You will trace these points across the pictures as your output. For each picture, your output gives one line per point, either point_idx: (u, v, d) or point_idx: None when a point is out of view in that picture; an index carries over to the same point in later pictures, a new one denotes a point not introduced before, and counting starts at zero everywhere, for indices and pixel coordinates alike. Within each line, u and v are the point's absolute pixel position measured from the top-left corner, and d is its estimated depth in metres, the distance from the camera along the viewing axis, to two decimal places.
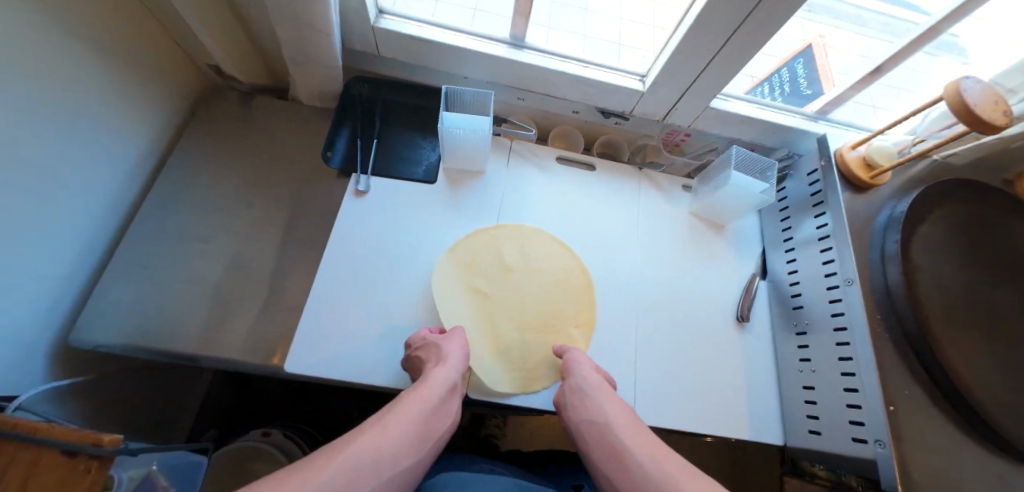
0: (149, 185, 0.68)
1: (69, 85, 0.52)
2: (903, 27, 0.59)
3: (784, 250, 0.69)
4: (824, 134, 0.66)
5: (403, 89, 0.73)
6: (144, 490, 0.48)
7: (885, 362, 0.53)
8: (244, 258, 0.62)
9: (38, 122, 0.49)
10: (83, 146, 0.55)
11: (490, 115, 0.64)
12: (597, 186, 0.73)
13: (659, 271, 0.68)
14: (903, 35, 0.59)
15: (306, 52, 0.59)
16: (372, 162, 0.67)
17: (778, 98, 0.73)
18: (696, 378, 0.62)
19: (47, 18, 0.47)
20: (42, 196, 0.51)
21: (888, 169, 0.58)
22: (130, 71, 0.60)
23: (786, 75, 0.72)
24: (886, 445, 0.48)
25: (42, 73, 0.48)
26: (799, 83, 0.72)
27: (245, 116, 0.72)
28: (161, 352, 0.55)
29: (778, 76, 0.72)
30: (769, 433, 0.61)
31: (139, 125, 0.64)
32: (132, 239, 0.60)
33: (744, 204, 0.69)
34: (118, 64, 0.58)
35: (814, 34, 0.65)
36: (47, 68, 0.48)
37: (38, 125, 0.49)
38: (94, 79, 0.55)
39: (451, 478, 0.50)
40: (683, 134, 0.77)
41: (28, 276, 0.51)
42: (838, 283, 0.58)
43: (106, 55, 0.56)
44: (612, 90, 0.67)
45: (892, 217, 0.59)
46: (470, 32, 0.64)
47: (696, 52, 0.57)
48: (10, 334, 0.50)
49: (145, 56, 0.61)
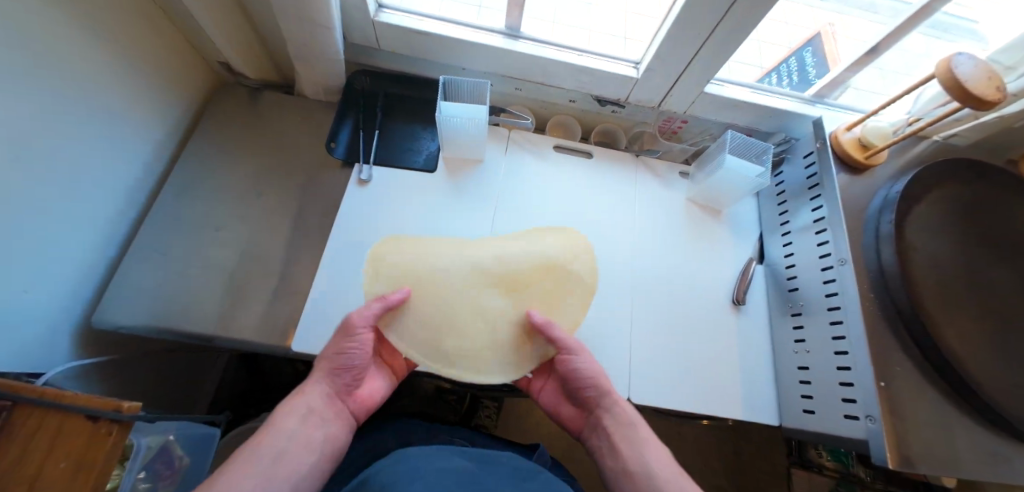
0: (164, 177, 0.72)
1: (88, 81, 0.55)
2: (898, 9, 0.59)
3: (781, 234, 0.69)
4: (820, 117, 0.66)
5: (403, 82, 0.75)
6: (162, 457, 0.52)
7: (879, 341, 0.53)
8: (253, 245, 0.65)
9: (61, 116, 0.52)
10: (102, 139, 0.59)
11: (486, 104, 0.66)
12: (593, 174, 0.74)
13: (655, 255, 0.69)
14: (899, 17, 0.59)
15: (309, 46, 0.61)
16: (374, 153, 0.69)
17: (785, 86, 0.73)
18: (691, 359, 0.63)
19: (66, 17, 0.50)
20: (65, 185, 0.55)
21: (883, 149, 0.58)
22: (144, 67, 0.63)
23: (795, 64, 0.72)
24: (876, 421, 0.49)
25: (64, 69, 0.51)
26: (807, 71, 0.72)
27: (253, 110, 0.75)
28: (177, 333, 0.58)
29: (787, 66, 0.72)
30: (764, 413, 0.61)
31: (154, 120, 0.67)
32: (149, 227, 0.63)
33: (740, 189, 0.70)
34: (135, 61, 0.61)
35: (823, 23, 0.65)
36: (67, 65, 0.52)
37: (60, 118, 0.52)
38: (111, 75, 0.58)
39: (403, 454, 0.53)
40: (680, 121, 0.77)
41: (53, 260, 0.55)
42: (833, 263, 0.58)
43: (122, 52, 0.59)
44: (607, 78, 0.68)
45: (888, 199, 0.59)
46: (466, 23, 0.66)
47: (687, 36, 0.58)
48: (37, 314, 0.54)
49: (158, 53, 0.64)
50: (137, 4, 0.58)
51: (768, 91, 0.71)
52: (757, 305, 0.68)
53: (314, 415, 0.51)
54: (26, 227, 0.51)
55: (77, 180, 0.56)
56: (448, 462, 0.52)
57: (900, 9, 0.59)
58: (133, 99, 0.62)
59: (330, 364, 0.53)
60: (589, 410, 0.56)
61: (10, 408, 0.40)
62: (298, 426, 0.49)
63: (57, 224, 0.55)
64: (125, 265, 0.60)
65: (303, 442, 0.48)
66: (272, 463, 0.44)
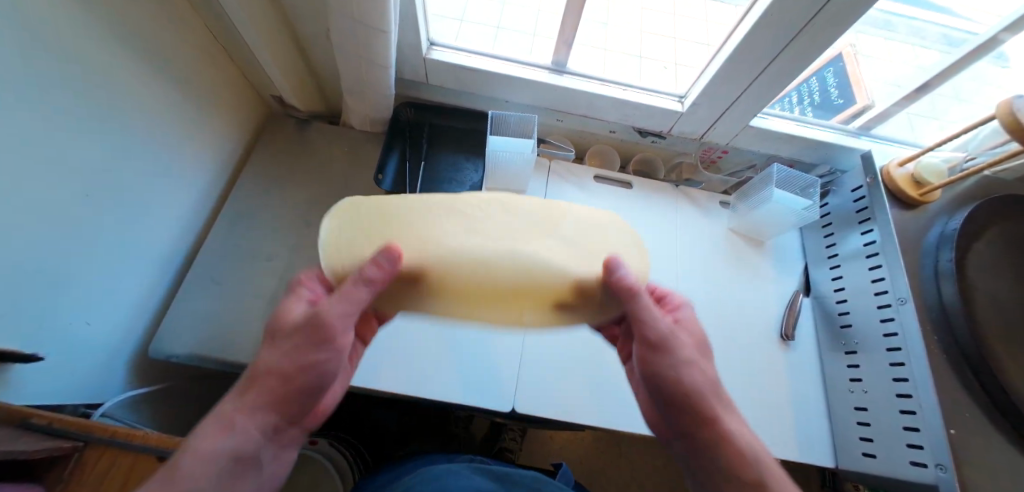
0: (217, 206, 0.74)
1: (156, 118, 0.57)
2: (959, 38, 0.61)
3: (829, 266, 0.68)
4: (869, 151, 0.66)
5: (449, 114, 0.77)
6: None
7: (943, 382, 0.51)
8: (301, 273, 0.66)
9: (127, 150, 0.54)
10: (166, 172, 0.61)
11: (533, 137, 0.67)
12: (635, 204, 0.74)
13: (700, 287, 0.69)
14: (959, 46, 0.61)
15: (362, 83, 0.63)
16: (420, 183, 0.71)
17: (808, 111, 0.73)
18: (743, 398, 0.61)
19: (137, 59, 0.52)
20: (127, 218, 0.56)
21: (939, 187, 0.58)
22: (205, 102, 0.66)
23: (816, 85, 0.71)
24: (948, 470, 0.47)
25: (132, 106, 0.54)
26: (830, 93, 0.72)
27: (302, 140, 0.77)
28: (226, 362, 0.59)
29: (807, 86, 0.71)
30: (820, 455, 0.59)
31: (212, 151, 0.70)
32: (202, 256, 0.65)
33: (786, 221, 0.70)
34: (197, 98, 0.64)
35: (845, 43, 0.65)
36: (136, 102, 0.54)
37: (129, 156, 0.55)
38: (177, 112, 0.61)
39: (429, 472, 0.52)
40: (720, 151, 0.78)
41: (114, 292, 0.56)
42: (890, 301, 0.57)
43: (186, 89, 0.61)
44: (651, 111, 0.69)
45: (944, 234, 0.58)
46: (515, 60, 0.68)
47: (738, 73, 0.59)
48: (97, 345, 0.55)
49: (217, 87, 0.67)
50: (201, 43, 0.61)
51: (812, 123, 0.72)
52: (807, 340, 0.66)
53: (258, 435, 0.39)
54: (92, 260, 0.53)
55: (138, 213, 0.58)
56: (465, 480, 0.51)
57: (960, 40, 0.61)
58: (193, 130, 0.64)
59: (287, 383, 0.39)
60: (680, 382, 0.42)
61: (81, 447, 0.41)
62: (277, 386, 0.39)
63: (119, 255, 0.56)
64: (181, 295, 0.62)
65: (224, 474, 0.36)
66: (282, 379, 0.39)
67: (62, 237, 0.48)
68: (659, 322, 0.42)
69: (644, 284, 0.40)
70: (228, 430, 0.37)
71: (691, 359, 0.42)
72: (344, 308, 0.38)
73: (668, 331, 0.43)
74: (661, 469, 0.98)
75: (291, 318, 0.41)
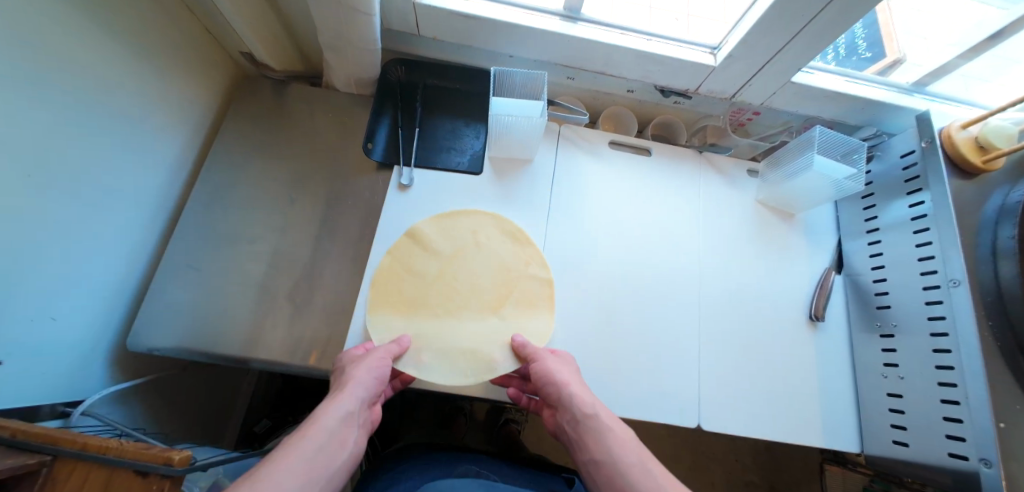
0: (191, 180, 0.67)
1: (107, 83, 0.49)
2: None
3: (868, 240, 0.62)
4: (926, 112, 0.58)
5: (447, 72, 0.69)
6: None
7: (995, 373, 0.47)
8: (287, 255, 0.60)
9: (76, 122, 0.46)
10: (127, 146, 0.53)
11: (542, 98, 0.59)
12: (654, 173, 0.67)
13: (723, 264, 0.63)
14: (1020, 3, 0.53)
15: (344, 37, 0.54)
16: (416, 153, 0.63)
17: (851, 63, 0.63)
18: (766, 385, 0.57)
19: (73, 13, 0.43)
20: (85, 201, 0.49)
21: (1008, 153, 0.51)
22: (166, 62, 0.57)
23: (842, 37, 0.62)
24: (993, 465, 0.44)
25: (75, 71, 0.45)
26: (857, 45, 0.62)
27: (280, 105, 0.68)
28: (212, 354, 0.54)
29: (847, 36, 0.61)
30: (843, 440, 0.57)
31: (179, 120, 0.61)
32: (178, 240, 0.59)
33: (821, 192, 0.63)
34: (154, 56, 0.55)
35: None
36: (80, 66, 0.46)
37: (81, 131, 0.47)
38: (132, 76, 0.52)
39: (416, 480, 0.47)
40: (751, 112, 0.70)
41: (80, 284, 0.51)
42: (939, 282, 0.52)
43: (140, 48, 0.52)
44: (678, 66, 0.60)
45: (1006, 206, 0.52)
46: (520, 6, 0.58)
47: (783, 20, 0.49)
48: (68, 341, 0.51)
49: (178, 43, 0.58)
50: None
51: (859, 79, 0.63)
52: (837, 320, 0.62)
53: (343, 416, 0.41)
54: (50, 250, 0.46)
55: (99, 196, 0.51)
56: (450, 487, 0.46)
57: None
58: (153, 96, 0.56)
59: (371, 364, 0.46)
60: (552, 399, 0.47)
61: (50, 461, 0.37)
62: (333, 435, 0.39)
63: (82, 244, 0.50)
64: (157, 285, 0.56)
65: (325, 443, 0.38)
66: (330, 441, 0.39)
67: (12, 225, 0.42)
68: (546, 384, 0.48)
69: (544, 356, 0.50)
70: (343, 446, 0.40)
71: (554, 364, 0.50)
72: (382, 360, 0.47)
73: (541, 364, 0.49)
74: (662, 439, 0.98)
75: (351, 356, 0.49)
